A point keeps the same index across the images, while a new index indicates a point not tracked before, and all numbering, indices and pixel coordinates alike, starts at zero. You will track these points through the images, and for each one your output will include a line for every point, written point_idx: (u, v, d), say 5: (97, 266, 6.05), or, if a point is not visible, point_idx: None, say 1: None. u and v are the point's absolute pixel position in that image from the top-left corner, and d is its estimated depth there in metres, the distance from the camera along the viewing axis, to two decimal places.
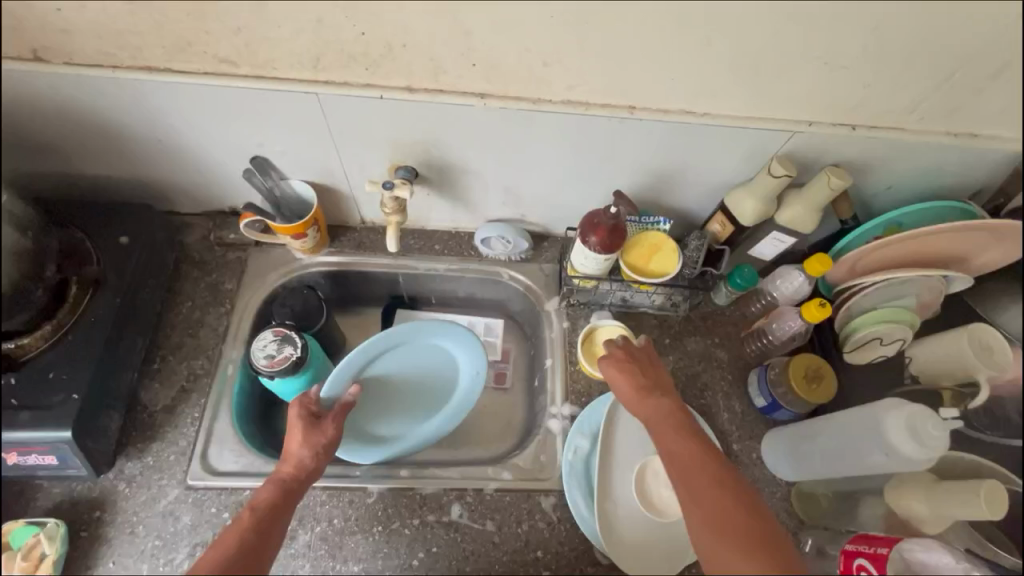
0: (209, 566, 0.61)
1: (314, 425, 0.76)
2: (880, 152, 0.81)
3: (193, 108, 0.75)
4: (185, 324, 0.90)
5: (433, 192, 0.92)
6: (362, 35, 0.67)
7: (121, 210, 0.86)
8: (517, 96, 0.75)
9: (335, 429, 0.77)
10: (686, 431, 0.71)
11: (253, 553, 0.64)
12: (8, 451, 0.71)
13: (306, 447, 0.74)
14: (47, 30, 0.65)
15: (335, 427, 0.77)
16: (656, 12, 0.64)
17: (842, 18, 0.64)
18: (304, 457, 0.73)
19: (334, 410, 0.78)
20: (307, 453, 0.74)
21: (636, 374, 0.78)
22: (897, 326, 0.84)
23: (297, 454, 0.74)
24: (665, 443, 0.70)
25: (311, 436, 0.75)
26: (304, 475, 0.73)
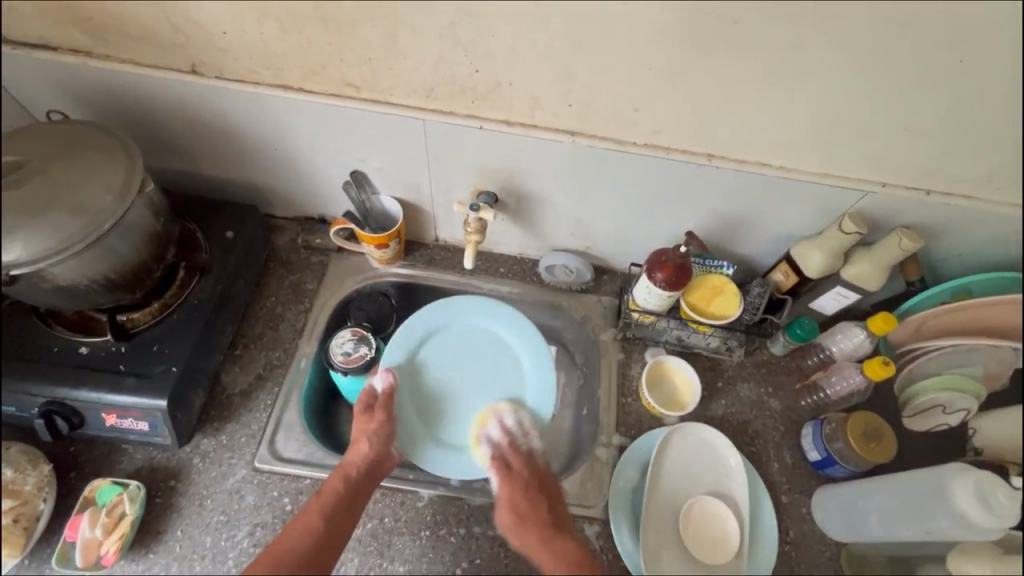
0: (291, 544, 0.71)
1: (368, 418, 0.86)
2: (952, 218, 0.82)
3: (312, 124, 0.84)
4: (267, 317, 0.97)
5: (509, 218, 0.98)
6: (475, 72, 0.75)
7: (230, 207, 0.95)
8: (604, 136, 0.81)
9: (384, 416, 0.86)
10: (582, 573, 0.72)
11: (329, 537, 0.73)
12: (109, 412, 0.78)
13: (366, 440, 0.83)
14: (210, 49, 0.76)
15: (384, 416, 0.86)
16: (746, 70, 0.70)
17: (923, 88, 0.68)
18: (367, 450, 0.82)
19: (382, 400, 0.87)
20: (368, 446, 0.82)
21: (520, 487, 0.82)
22: (959, 395, 0.81)
23: (361, 450, 0.82)
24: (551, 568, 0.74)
25: (371, 429, 0.84)
26: (371, 467, 0.81)
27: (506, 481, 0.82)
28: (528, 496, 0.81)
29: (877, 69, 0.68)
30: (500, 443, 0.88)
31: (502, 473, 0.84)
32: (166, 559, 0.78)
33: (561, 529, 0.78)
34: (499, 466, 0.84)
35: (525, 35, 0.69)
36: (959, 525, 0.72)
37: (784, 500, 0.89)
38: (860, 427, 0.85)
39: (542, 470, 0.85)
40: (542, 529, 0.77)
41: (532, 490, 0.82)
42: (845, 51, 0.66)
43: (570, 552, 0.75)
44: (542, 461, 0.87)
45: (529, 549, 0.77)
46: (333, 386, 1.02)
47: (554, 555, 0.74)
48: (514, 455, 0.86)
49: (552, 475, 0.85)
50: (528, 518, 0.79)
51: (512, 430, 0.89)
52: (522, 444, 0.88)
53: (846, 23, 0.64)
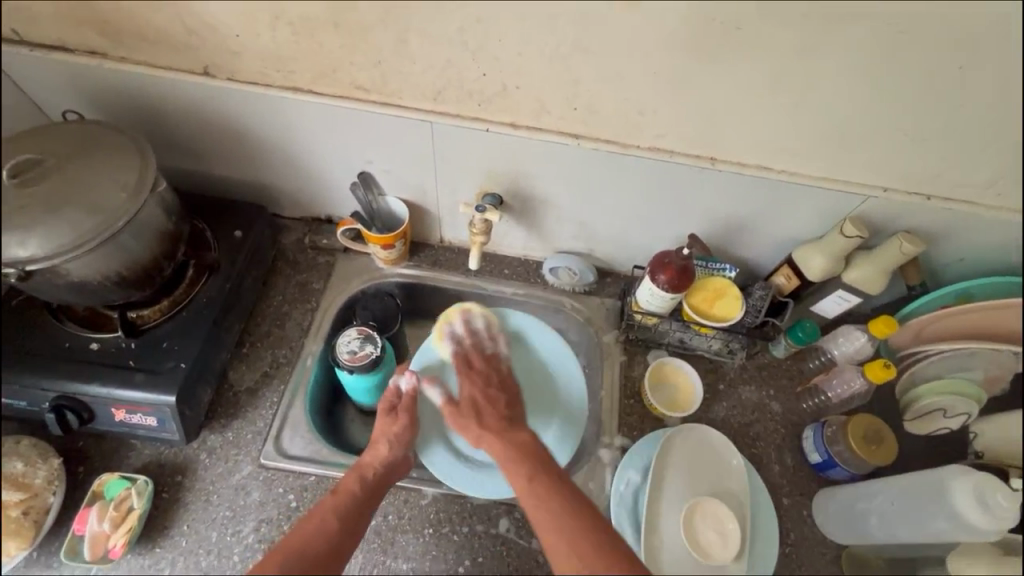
0: (299, 538, 0.71)
1: (391, 420, 0.87)
2: (953, 224, 0.83)
3: (321, 126, 0.86)
4: (274, 315, 0.98)
5: (513, 219, 0.99)
6: (483, 76, 0.76)
7: (238, 208, 0.97)
8: (609, 140, 0.82)
9: (407, 419, 0.87)
10: (531, 462, 0.76)
11: (340, 535, 0.73)
12: (118, 407, 0.79)
13: (387, 443, 0.84)
14: (222, 51, 0.77)
15: (406, 419, 0.87)
16: (749, 75, 0.71)
17: (923, 95, 0.69)
18: (388, 452, 0.83)
19: (407, 405, 0.88)
20: (388, 448, 0.83)
21: (482, 384, 0.87)
22: (959, 399, 0.83)
23: (381, 452, 0.83)
24: (496, 442, 0.80)
25: (393, 431, 0.85)
26: (389, 470, 0.82)
27: (467, 378, 0.87)
28: (485, 389, 0.86)
29: (878, 76, 0.69)
30: (457, 347, 0.92)
31: (462, 368, 0.89)
32: (172, 553, 0.79)
33: (515, 422, 0.83)
34: (462, 363, 0.90)
35: (532, 39, 0.71)
36: (961, 527, 0.73)
37: (785, 502, 0.90)
38: (862, 428, 0.84)
39: (506, 372, 0.89)
40: (499, 422, 0.82)
41: (493, 386, 0.87)
42: (847, 58, 0.68)
43: (523, 444, 0.78)
44: (508, 363, 0.92)
45: (487, 445, 0.80)
46: (338, 386, 1.03)
47: (505, 442, 0.79)
48: (479, 356, 0.91)
49: (512, 372, 0.90)
50: (485, 413, 0.84)
51: (478, 331, 0.94)
52: (486, 347, 0.93)
53: (849, 31, 0.65)
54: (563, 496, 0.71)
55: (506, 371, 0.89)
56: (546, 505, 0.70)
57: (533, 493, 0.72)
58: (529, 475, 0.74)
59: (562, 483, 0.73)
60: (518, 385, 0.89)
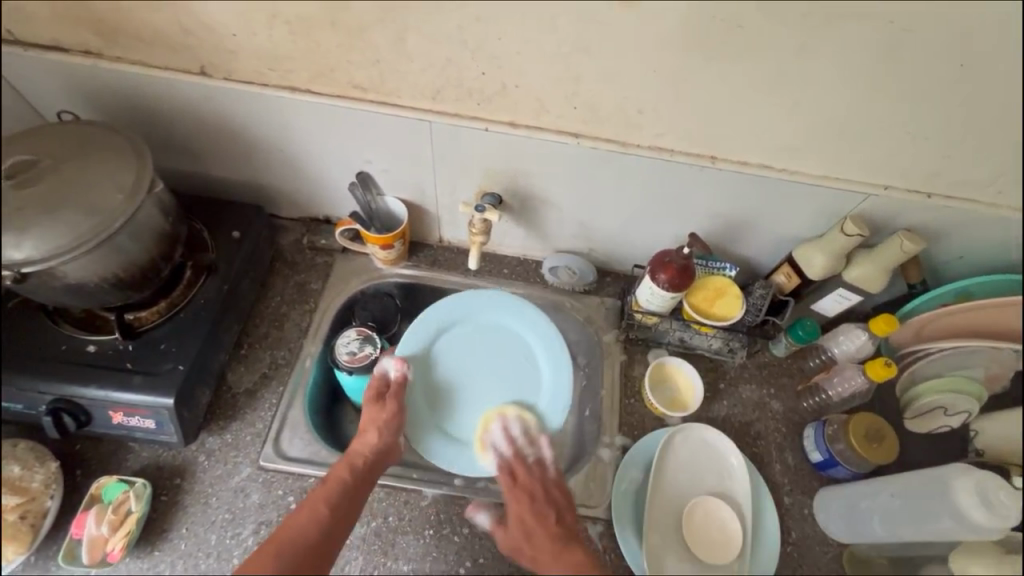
0: (291, 530, 0.72)
1: (378, 408, 0.86)
2: (953, 221, 0.83)
3: (319, 126, 0.85)
4: (273, 316, 0.98)
5: (512, 218, 0.98)
6: (481, 75, 0.75)
7: (235, 208, 0.96)
8: (608, 139, 0.82)
9: (395, 407, 0.86)
10: (590, 574, 0.73)
11: (329, 525, 0.73)
12: (116, 410, 0.79)
13: (376, 430, 0.83)
14: (218, 50, 0.77)
15: (395, 406, 0.86)
16: (749, 73, 0.71)
17: (923, 93, 0.69)
18: (377, 440, 0.82)
19: (394, 391, 0.87)
20: (377, 436, 0.83)
21: (524, 499, 0.82)
22: (958, 397, 0.82)
23: (370, 439, 0.83)
24: (545, 565, 0.76)
25: (382, 419, 0.84)
26: (379, 458, 0.81)
27: (513, 499, 0.82)
28: (529, 504, 0.81)
29: (879, 74, 0.68)
30: (506, 453, 0.88)
31: (507, 484, 0.84)
32: (171, 557, 0.78)
33: (570, 539, 0.78)
34: (507, 477, 0.85)
35: (531, 38, 0.70)
36: (961, 525, 0.73)
37: (787, 501, 0.90)
38: (863, 427, 0.85)
39: (554, 480, 0.84)
40: (557, 536, 0.78)
41: (538, 499, 0.82)
42: (847, 56, 0.67)
43: (580, 566, 0.74)
44: (555, 467, 0.87)
45: (540, 567, 0.76)
46: (337, 387, 1.02)
47: (564, 566, 0.75)
48: (523, 467, 0.86)
49: (558, 477, 0.85)
50: (529, 526, 0.79)
51: (518, 440, 0.89)
52: (527, 453, 0.88)
53: (850, 28, 0.65)
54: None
55: (554, 475, 0.85)
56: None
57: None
58: None
59: None
60: (566, 484, 0.85)
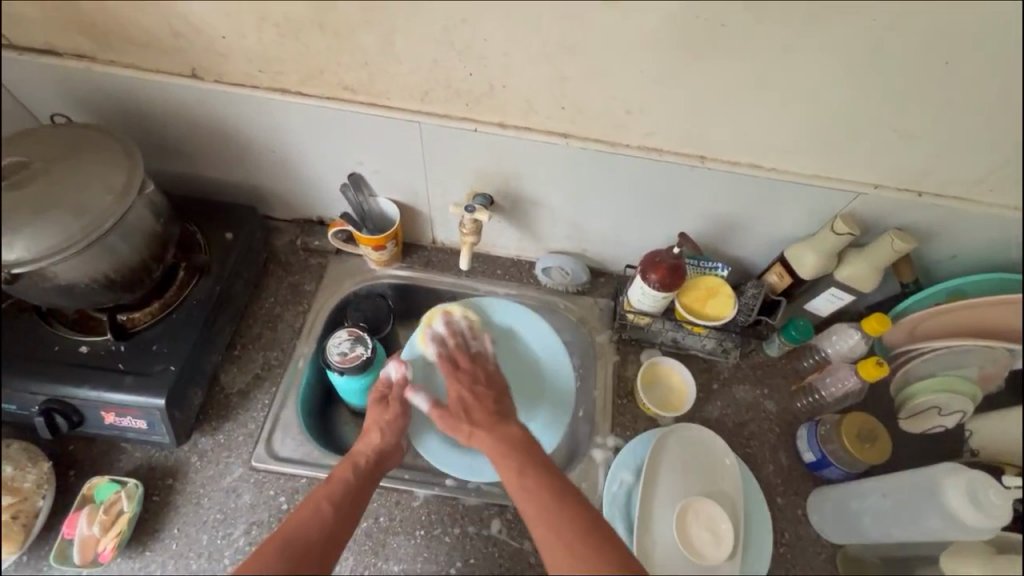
0: (293, 525, 0.70)
1: (383, 408, 0.86)
2: (944, 220, 0.83)
3: (310, 127, 0.86)
4: (266, 317, 0.98)
5: (504, 219, 0.99)
6: (469, 76, 0.76)
7: (229, 210, 0.97)
8: (597, 139, 0.82)
9: (399, 409, 0.86)
10: (521, 456, 0.76)
11: (333, 524, 0.72)
12: (108, 411, 0.79)
13: (379, 431, 0.83)
14: (209, 53, 0.77)
15: (399, 408, 0.86)
16: (736, 72, 0.71)
17: (910, 91, 0.69)
18: (380, 440, 0.83)
19: (398, 393, 0.87)
20: (380, 436, 0.83)
21: (468, 381, 0.85)
22: (954, 396, 0.82)
23: (372, 440, 0.83)
24: (480, 440, 0.80)
25: (385, 419, 0.85)
26: (381, 458, 0.82)
27: (454, 379, 0.85)
28: (472, 389, 0.84)
29: (866, 72, 0.68)
30: (443, 349, 0.89)
31: (449, 368, 0.87)
32: (162, 557, 0.79)
33: (505, 415, 0.82)
34: (448, 363, 0.88)
35: (518, 39, 0.71)
36: (951, 526, 0.73)
37: (780, 502, 0.89)
38: (855, 427, 0.84)
39: (493, 367, 0.88)
40: (488, 418, 0.82)
41: (480, 383, 0.85)
42: (832, 54, 0.67)
43: (517, 440, 0.78)
44: (495, 360, 0.90)
45: (478, 443, 0.80)
46: (330, 388, 1.02)
47: (499, 441, 0.78)
48: (464, 356, 0.89)
49: (497, 369, 0.89)
50: (474, 411, 0.83)
51: (461, 331, 0.92)
52: (470, 345, 0.91)
53: (835, 27, 0.65)
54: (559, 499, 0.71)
55: (491, 369, 0.88)
56: (543, 521, 0.69)
57: (537, 498, 0.71)
58: (519, 468, 0.75)
59: (553, 477, 0.74)
60: (504, 378, 0.88)
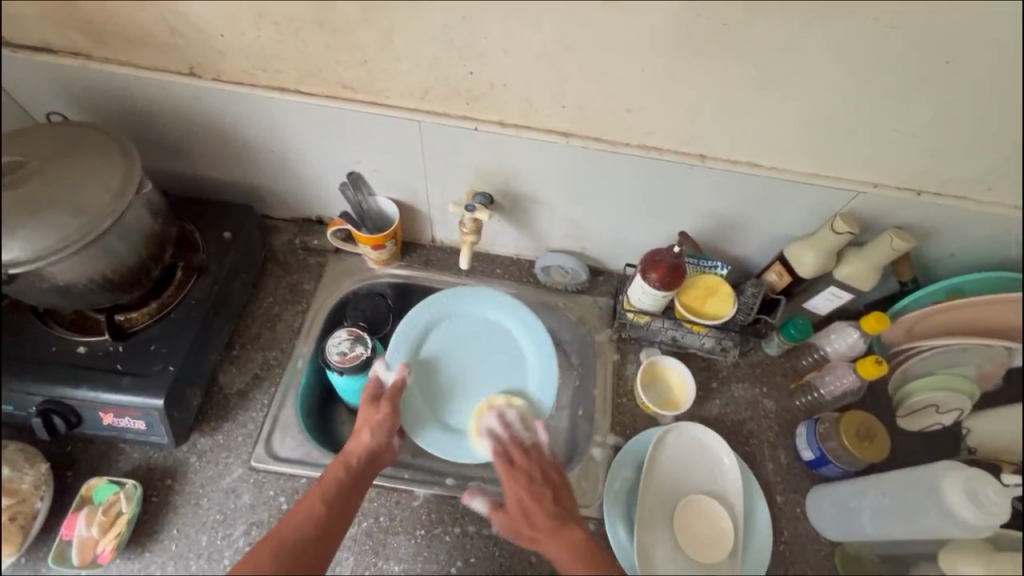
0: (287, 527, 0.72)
1: (375, 408, 0.86)
2: (943, 219, 0.83)
3: (309, 126, 0.85)
4: (264, 317, 0.98)
5: (504, 218, 0.98)
6: (470, 74, 0.75)
7: (227, 208, 0.96)
8: (598, 137, 0.82)
9: (390, 409, 0.85)
10: (585, 553, 0.74)
11: (325, 524, 0.73)
12: (106, 411, 0.79)
13: (370, 430, 0.83)
14: (207, 51, 0.77)
15: (389, 407, 0.85)
16: (737, 70, 0.71)
17: (910, 90, 0.69)
18: (371, 439, 0.82)
19: (390, 393, 0.87)
20: (371, 436, 0.82)
21: (524, 481, 0.81)
22: (952, 394, 0.80)
23: (364, 439, 0.82)
24: (545, 547, 0.76)
25: (376, 420, 0.84)
26: (373, 457, 0.81)
27: (509, 479, 0.82)
28: (529, 488, 0.81)
29: (866, 71, 0.68)
30: (496, 443, 0.88)
31: (505, 468, 0.83)
32: (162, 557, 0.78)
33: (567, 519, 0.78)
34: (503, 460, 0.85)
35: (518, 37, 0.70)
36: (950, 523, 0.72)
37: (779, 500, 0.90)
38: (854, 425, 0.85)
39: (552, 464, 0.84)
40: (549, 522, 0.77)
41: (537, 481, 0.81)
42: (833, 53, 0.67)
43: (577, 544, 0.75)
44: (551, 452, 0.86)
45: (541, 548, 0.77)
46: (330, 387, 1.02)
47: (559, 544, 0.75)
48: (519, 450, 0.86)
49: (555, 461, 0.85)
50: (532, 514, 0.79)
51: (513, 424, 0.90)
52: (523, 436, 0.88)
53: (836, 26, 0.65)
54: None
55: (553, 462, 0.84)
56: None
57: None
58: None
59: (593, 554, 0.75)
60: (564, 472, 0.85)
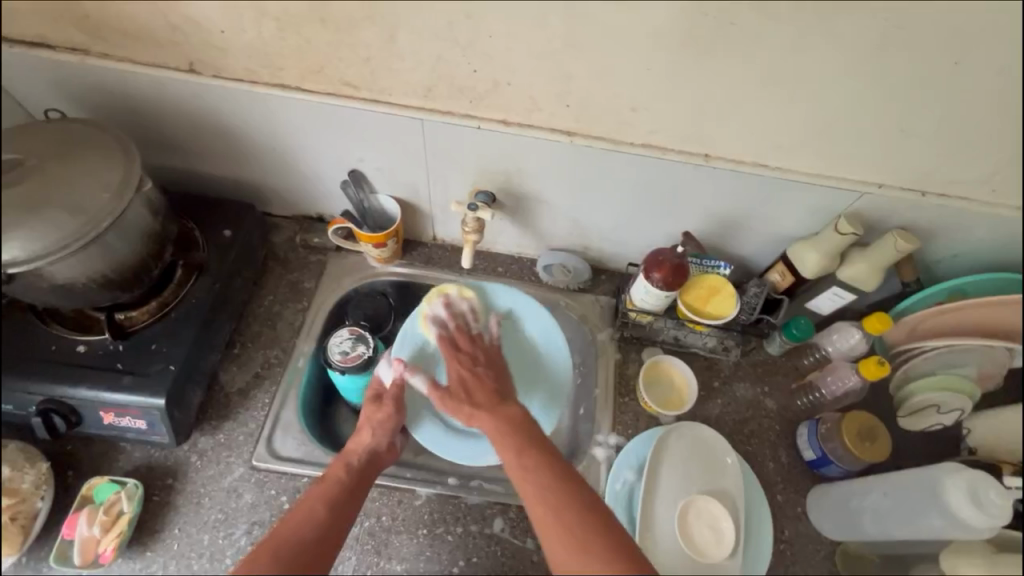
0: (292, 525, 0.70)
1: (375, 407, 0.86)
2: (947, 220, 0.83)
3: (310, 123, 0.84)
4: (265, 315, 0.97)
5: (506, 217, 0.98)
6: (474, 72, 0.75)
7: (228, 206, 0.95)
8: (602, 137, 0.82)
9: (391, 407, 0.85)
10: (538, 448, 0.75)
11: (327, 528, 0.71)
12: (107, 411, 0.78)
13: (371, 430, 0.83)
14: (208, 48, 0.76)
15: (392, 406, 0.85)
16: (742, 70, 0.70)
17: (918, 91, 0.69)
18: (372, 439, 0.82)
19: (392, 392, 0.87)
20: (372, 435, 0.82)
21: (468, 362, 0.85)
22: (950, 393, 0.81)
23: (365, 439, 0.82)
24: (484, 421, 0.80)
25: (377, 419, 0.84)
26: (375, 457, 0.81)
27: (454, 360, 0.85)
28: (471, 371, 0.84)
29: (874, 73, 0.68)
30: (443, 331, 0.89)
31: (449, 348, 0.87)
32: (163, 557, 0.78)
33: (506, 397, 0.82)
34: (449, 345, 0.87)
35: (523, 35, 0.70)
36: (951, 524, 0.73)
37: (779, 499, 0.90)
38: (856, 426, 0.86)
39: (494, 349, 0.88)
40: (487, 400, 0.81)
41: (481, 365, 0.85)
42: (839, 54, 0.67)
43: (514, 418, 0.79)
44: (496, 342, 0.89)
45: (478, 424, 0.80)
46: (331, 386, 1.02)
47: (496, 420, 0.79)
48: (465, 338, 0.88)
49: (498, 350, 0.88)
50: (474, 392, 0.82)
51: (463, 312, 0.92)
52: (472, 327, 0.91)
53: (843, 27, 0.64)
54: (559, 490, 0.70)
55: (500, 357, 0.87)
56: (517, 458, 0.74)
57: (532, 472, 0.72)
58: (533, 468, 0.72)
59: (554, 459, 0.74)
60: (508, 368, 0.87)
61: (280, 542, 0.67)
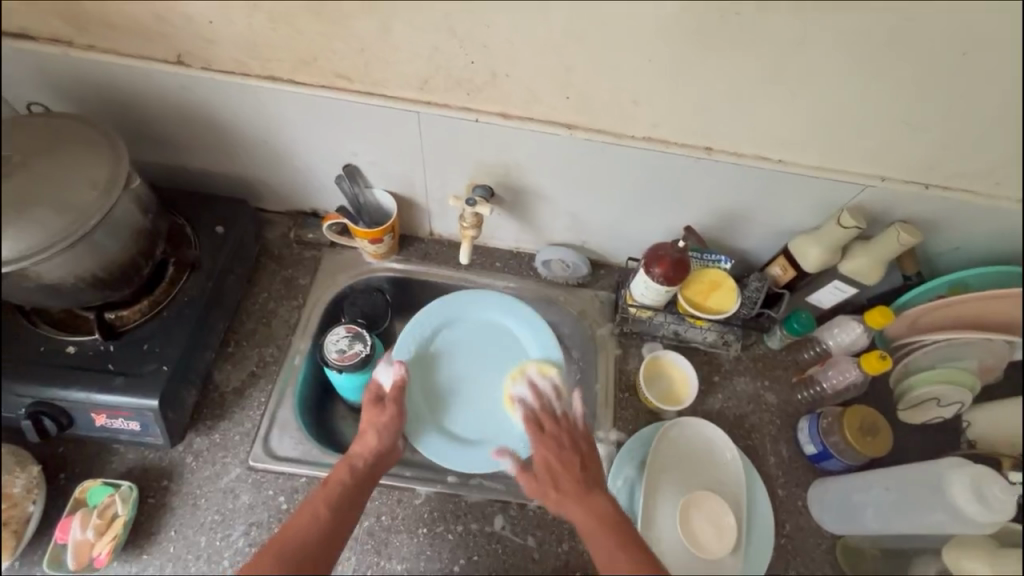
0: (296, 530, 0.69)
1: (378, 409, 0.84)
2: (950, 213, 0.82)
3: (304, 116, 0.82)
4: (260, 313, 0.96)
5: (504, 211, 0.96)
6: (472, 64, 0.73)
7: (220, 202, 0.93)
8: (602, 129, 0.80)
9: (395, 408, 0.84)
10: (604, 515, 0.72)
11: (331, 535, 0.70)
12: (98, 412, 0.77)
13: (375, 432, 0.81)
14: (196, 39, 0.74)
15: (394, 409, 0.84)
16: (746, 61, 0.69)
17: (925, 82, 0.68)
18: (376, 441, 0.80)
19: (395, 393, 0.85)
20: (376, 437, 0.81)
21: (556, 446, 0.80)
22: (953, 388, 0.83)
23: (368, 441, 0.80)
24: (565, 505, 0.75)
25: (380, 421, 0.82)
26: (379, 458, 0.80)
27: (539, 443, 0.80)
28: (568, 453, 0.79)
29: (880, 64, 0.67)
30: (528, 408, 0.87)
31: (535, 431, 0.82)
32: (160, 559, 0.77)
33: (594, 485, 0.76)
34: (532, 425, 0.83)
35: (522, 26, 0.68)
36: (954, 519, 0.73)
37: (781, 493, 0.89)
38: (857, 419, 0.85)
39: (581, 431, 0.82)
40: (575, 484, 0.76)
41: (566, 447, 0.79)
42: (846, 45, 0.65)
43: (602, 510, 0.72)
44: (583, 424, 0.83)
45: (567, 512, 0.74)
46: (327, 384, 1.01)
47: (585, 511, 0.73)
48: (550, 419, 0.84)
49: (587, 430, 0.83)
50: (561, 476, 0.77)
51: (546, 392, 0.90)
52: (556, 406, 0.87)
53: (850, 17, 0.63)
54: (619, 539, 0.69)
55: (586, 431, 0.82)
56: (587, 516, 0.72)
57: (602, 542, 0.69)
58: (600, 532, 0.70)
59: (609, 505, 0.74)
60: (597, 448, 0.81)
61: (286, 549, 0.67)
